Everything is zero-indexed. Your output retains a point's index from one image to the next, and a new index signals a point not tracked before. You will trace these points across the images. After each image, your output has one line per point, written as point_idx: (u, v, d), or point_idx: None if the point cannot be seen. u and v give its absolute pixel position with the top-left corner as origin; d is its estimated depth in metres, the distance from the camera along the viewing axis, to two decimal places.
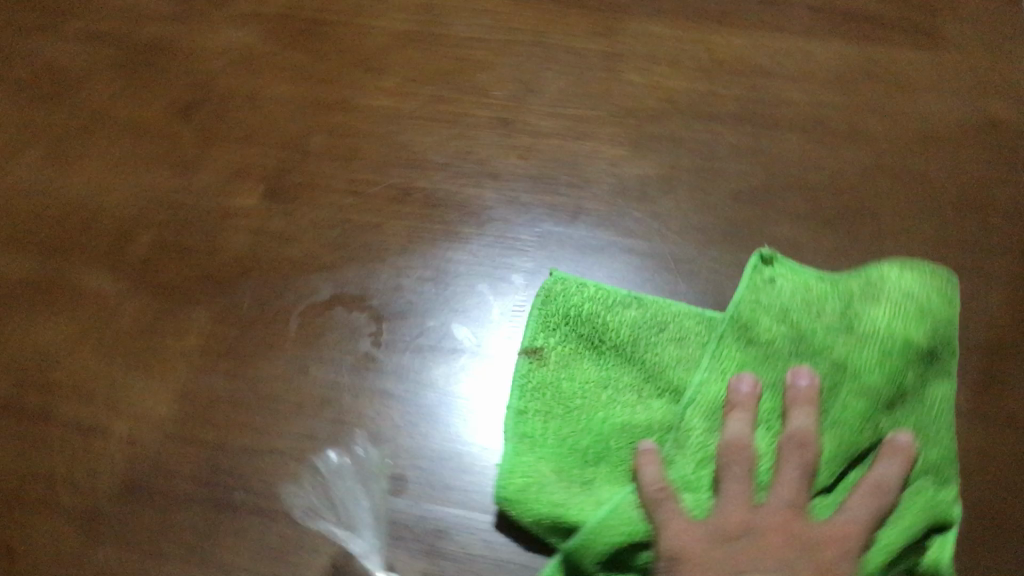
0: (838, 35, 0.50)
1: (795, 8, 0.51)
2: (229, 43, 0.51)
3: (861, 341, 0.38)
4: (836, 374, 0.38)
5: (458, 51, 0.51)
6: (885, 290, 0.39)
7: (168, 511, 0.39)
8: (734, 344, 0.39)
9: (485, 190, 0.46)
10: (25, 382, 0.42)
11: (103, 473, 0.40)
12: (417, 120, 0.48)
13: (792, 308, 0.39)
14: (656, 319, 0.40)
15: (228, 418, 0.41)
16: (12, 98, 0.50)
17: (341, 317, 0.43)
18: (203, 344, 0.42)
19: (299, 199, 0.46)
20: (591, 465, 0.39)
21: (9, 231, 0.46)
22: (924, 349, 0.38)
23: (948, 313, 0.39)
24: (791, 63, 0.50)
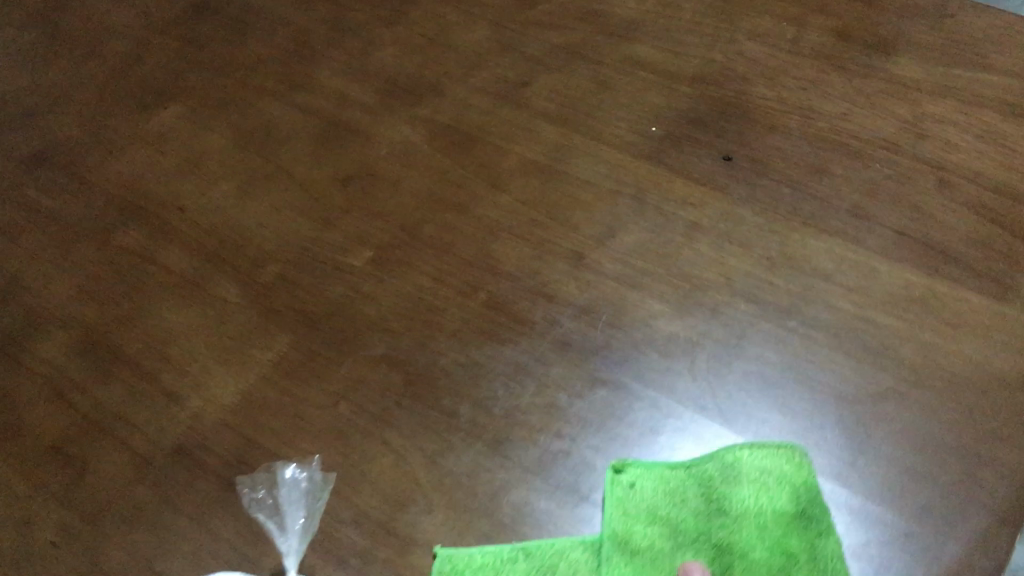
0: (908, 262, 0.53)
1: (877, 228, 0.55)
2: (399, 139, 0.63)
3: (735, 521, 0.46)
4: (725, 564, 0.45)
5: (571, 187, 0.59)
6: (742, 470, 0.47)
7: (197, 475, 0.50)
8: (622, 560, 0.45)
9: (538, 306, 0.54)
10: (148, 349, 0.55)
11: (168, 431, 0.51)
12: (511, 235, 0.57)
13: (660, 505, 0.47)
14: (546, 564, 0.45)
15: (268, 420, 0.51)
16: (233, 138, 0.65)
17: (381, 373, 0.52)
18: (275, 361, 0.53)
19: (393, 272, 0.57)
20: None
21: (187, 235, 0.60)
22: (797, 516, 0.46)
23: (799, 476, 0.47)
24: (851, 275, 0.53)
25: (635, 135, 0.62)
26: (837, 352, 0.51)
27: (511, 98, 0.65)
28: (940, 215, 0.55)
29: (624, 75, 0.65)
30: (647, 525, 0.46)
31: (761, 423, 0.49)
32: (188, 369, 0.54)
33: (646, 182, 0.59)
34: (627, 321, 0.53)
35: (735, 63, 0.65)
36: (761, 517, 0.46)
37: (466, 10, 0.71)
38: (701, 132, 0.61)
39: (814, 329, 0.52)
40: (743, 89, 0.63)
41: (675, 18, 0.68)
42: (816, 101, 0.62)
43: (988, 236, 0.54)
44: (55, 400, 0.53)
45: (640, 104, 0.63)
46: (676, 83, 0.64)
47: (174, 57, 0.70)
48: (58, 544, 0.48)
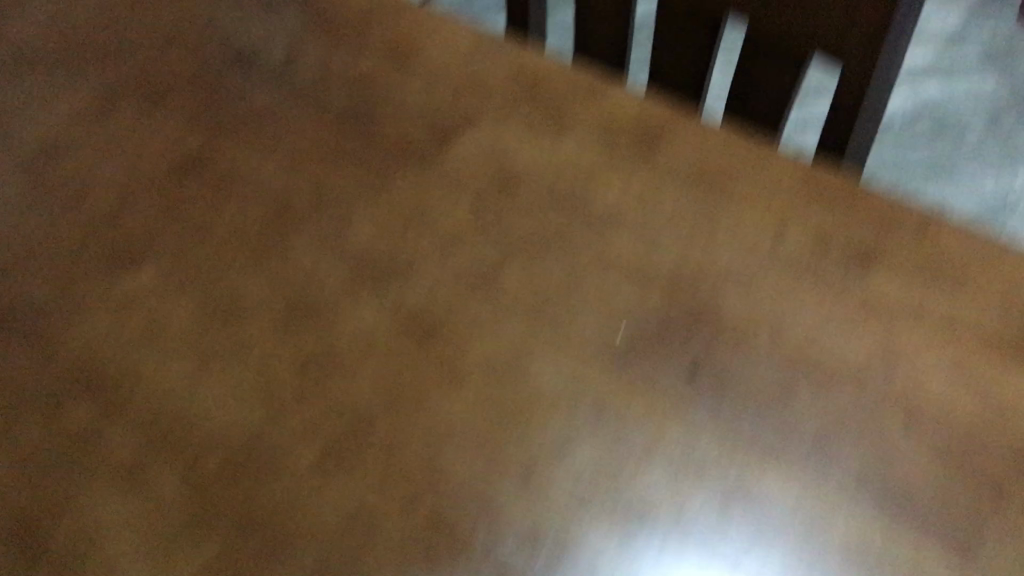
0: (857, 511, 0.53)
1: (832, 469, 0.54)
2: (363, 325, 0.63)
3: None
4: None
5: (530, 393, 0.59)
6: None
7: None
8: None
9: (480, 528, 0.54)
10: (78, 542, 0.55)
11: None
12: (462, 443, 0.57)
13: None
14: None
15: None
16: (198, 309, 0.65)
17: None
18: (203, 565, 0.54)
19: (338, 473, 0.56)
20: None
21: (135, 414, 0.60)
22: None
23: None
24: (799, 519, 0.53)
25: (602, 341, 0.61)
26: None
27: (483, 289, 0.65)
28: (897, 461, 0.54)
29: (597, 271, 0.65)
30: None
31: None
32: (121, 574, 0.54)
33: (607, 394, 0.59)
34: (569, 555, 0.52)
35: (711, 264, 0.64)
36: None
37: (448, 184, 0.71)
38: (666, 344, 0.61)
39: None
40: (716, 295, 0.62)
41: (656, 209, 0.68)
42: (789, 316, 0.61)
43: (942, 491, 0.54)
44: None
45: (609, 305, 0.63)
46: (649, 283, 0.64)
47: (153, 215, 0.70)
48: None
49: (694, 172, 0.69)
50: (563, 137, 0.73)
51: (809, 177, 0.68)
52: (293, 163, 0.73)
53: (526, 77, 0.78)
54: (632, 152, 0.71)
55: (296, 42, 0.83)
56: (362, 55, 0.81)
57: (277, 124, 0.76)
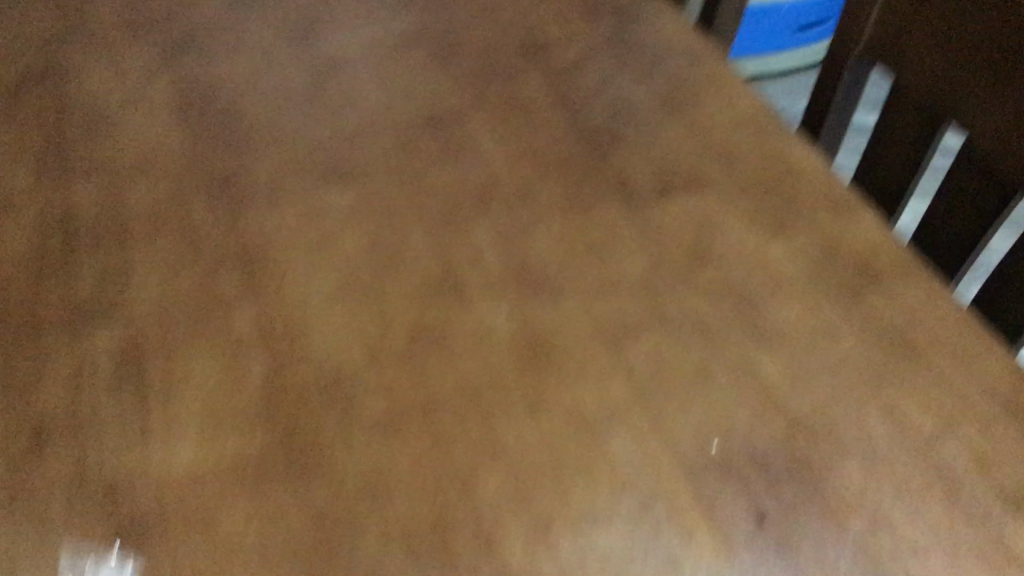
0: None
1: None
2: (486, 320, 0.62)
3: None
4: None
5: (597, 465, 0.55)
6: None
7: (103, 513, 0.51)
8: None
9: (479, 557, 0.51)
10: (143, 372, 0.58)
11: (117, 462, 0.54)
12: (507, 471, 0.55)
13: None
14: None
15: (184, 511, 0.52)
16: (366, 239, 0.67)
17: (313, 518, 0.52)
18: (242, 450, 0.55)
19: (391, 431, 0.56)
20: None
21: (267, 299, 0.63)
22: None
23: None
24: None
25: (694, 448, 0.56)
26: None
27: (614, 341, 0.61)
28: None
29: (732, 379, 0.59)
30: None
31: None
32: (169, 435, 0.55)
33: (664, 506, 0.53)
34: None
35: (851, 426, 0.57)
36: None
37: (644, 233, 0.68)
38: (749, 476, 0.55)
39: None
40: (827, 463, 0.55)
41: (827, 348, 0.60)
42: (892, 521, 0.52)
43: None
44: (65, 367, 0.58)
45: (719, 414, 0.57)
46: (773, 416, 0.57)
47: (380, 151, 0.74)
48: None
49: (895, 325, 0.62)
50: (782, 238, 0.68)
51: (1007, 397, 0.58)
52: (520, 156, 0.74)
53: (780, 173, 0.73)
54: (841, 282, 0.64)
55: (591, 55, 0.84)
56: (642, 88, 0.81)
57: (530, 113, 0.78)
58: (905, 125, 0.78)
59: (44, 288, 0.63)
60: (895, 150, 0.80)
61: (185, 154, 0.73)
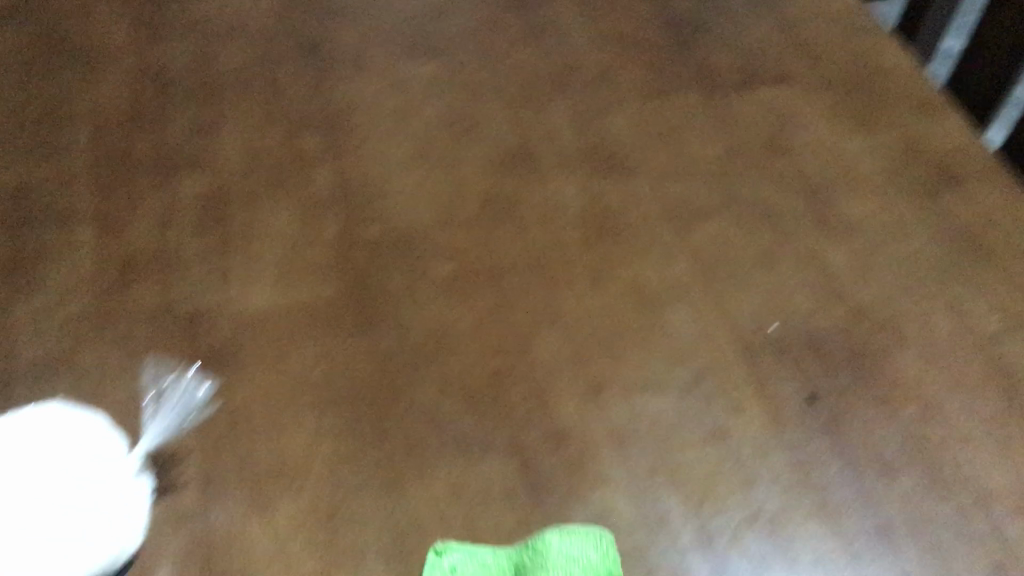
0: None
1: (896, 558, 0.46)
2: (556, 192, 0.63)
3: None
4: None
5: (655, 334, 0.55)
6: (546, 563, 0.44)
7: (184, 342, 0.55)
8: None
9: (530, 409, 0.52)
10: (225, 220, 0.61)
11: (198, 298, 0.57)
12: (566, 332, 0.56)
13: None
14: None
15: (258, 346, 0.55)
16: (444, 111, 0.68)
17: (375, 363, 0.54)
18: (312, 295, 0.57)
19: (455, 288, 0.58)
20: None
21: (346, 159, 0.65)
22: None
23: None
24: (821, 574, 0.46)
25: (750, 325, 0.55)
26: None
27: (682, 218, 0.61)
28: None
29: (800, 261, 0.58)
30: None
31: None
32: (247, 277, 0.58)
33: (716, 378, 0.53)
34: (582, 477, 0.50)
35: (911, 317, 0.56)
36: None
37: (723, 118, 0.67)
38: (810, 352, 0.54)
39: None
40: (889, 347, 0.54)
41: (899, 241, 0.59)
42: (950, 409, 0.52)
43: None
44: (152, 209, 0.61)
45: (783, 293, 0.57)
46: (832, 303, 0.56)
47: (464, 26, 0.74)
48: (63, 295, 0.57)
49: (972, 224, 0.60)
50: (864, 134, 0.66)
51: None
52: (604, 38, 0.74)
53: (870, 68, 0.71)
54: (920, 180, 0.63)
55: None
56: None
57: None
58: (1009, 27, 0.75)
59: (138, 135, 0.65)
60: (996, 55, 0.77)
61: (275, 20, 0.74)
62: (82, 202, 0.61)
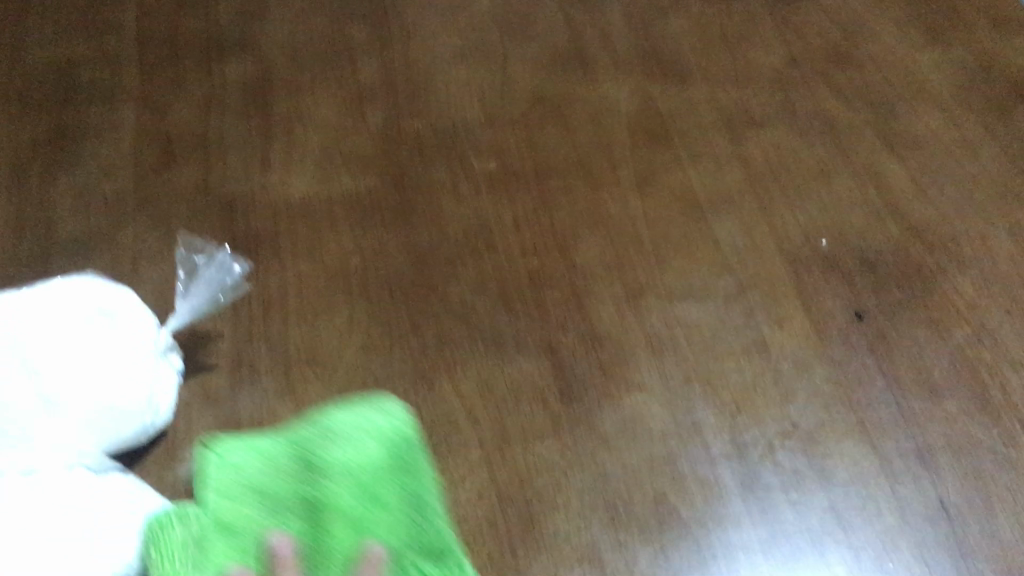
0: (928, 540, 0.43)
1: (935, 474, 0.44)
2: (607, 94, 0.61)
3: (337, 523, 0.42)
4: (355, 528, 0.42)
5: (700, 242, 0.53)
6: (339, 431, 0.43)
7: (222, 227, 0.54)
8: (305, 529, 0.42)
9: (565, 311, 0.51)
10: (270, 107, 0.60)
11: (239, 184, 0.56)
12: (607, 236, 0.54)
13: (271, 485, 0.42)
14: (229, 494, 0.42)
15: (294, 234, 0.54)
16: (497, 6, 0.66)
17: (410, 260, 0.53)
18: (351, 188, 0.56)
19: (495, 187, 0.56)
20: None
21: (394, 52, 0.63)
22: (409, 527, 0.42)
23: (406, 444, 0.43)
24: (852, 486, 0.45)
25: (800, 237, 0.53)
26: (758, 542, 0.43)
27: (736, 126, 0.59)
28: (1004, 525, 0.43)
29: (857, 174, 0.56)
30: (206, 505, 0.41)
31: (635, 537, 0.44)
32: (287, 165, 0.57)
33: (761, 289, 0.51)
34: (611, 378, 0.48)
35: (970, 238, 0.53)
36: (360, 485, 0.42)
37: (788, 24, 0.64)
38: (862, 264, 0.52)
39: (755, 505, 0.44)
40: (945, 269, 0.52)
41: (965, 161, 0.56)
42: (1006, 333, 0.49)
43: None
44: (198, 91, 0.60)
45: (837, 207, 0.54)
46: (888, 221, 0.54)
47: None
48: (108, 170, 0.56)
49: None
50: (939, 46, 0.62)
51: None
52: None
53: None
54: (993, 100, 0.59)
55: None
56: None
57: None
58: None
59: (186, 15, 0.64)
60: None
61: None
62: (127, 82, 0.61)
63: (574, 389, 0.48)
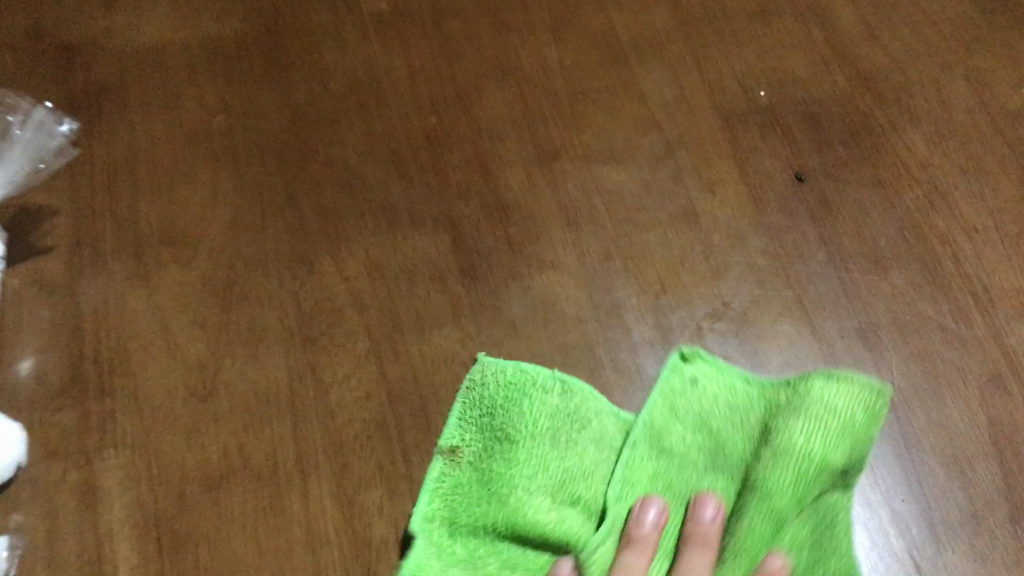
0: (868, 426, 0.38)
1: (879, 354, 0.39)
2: None
3: (673, 431, 0.38)
4: (680, 468, 0.37)
5: (621, 97, 0.46)
6: (576, 395, 0.38)
7: (57, 81, 0.46)
8: (604, 466, 0.37)
9: (465, 176, 0.44)
10: None
11: (78, 30, 0.47)
12: (516, 90, 0.46)
13: (536, 426, 0.38)
14: (489, 432, 0.38)
15: (145, 86, 0.46)
16: None
17: (285, 118, 0.45)
18: (213, 32, 0.47)
19: (386, 30, 0.48)
20: (517, 541, 0.37)
21: None
22: (728, 475, 0.37)
23: (692, 412, 0.38)
24: (787, 370, 0.39)
25: (736, 90, 0.46)
26: None
27: None
28: (951, 407, 0.38)
29: (802, 14, 0.48)
30: (450, 450, 0.38)
31: None
32: (136, 5, 0.48)
33: (689, 149, 0.44)
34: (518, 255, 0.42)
35: (927, 85, 0.46)
36: (647, 444, 0.37)
37: None
38: (804, 121, 0.45)
39: None
40: (898, 121, 0.45)
41: None
42: (963, 191, 0.43)
43: (983, 455, 0.37)
44: None
45: (779, 52, 0.47)
46: (834, 70, 0.47)
47: None
48: None
49: None
50: None
51: None
52: None
53: None
54: None
55: None
56: None
57: None
58: None
59: None
60: None
61: None
62: None
63: (474, 268, 0.41)
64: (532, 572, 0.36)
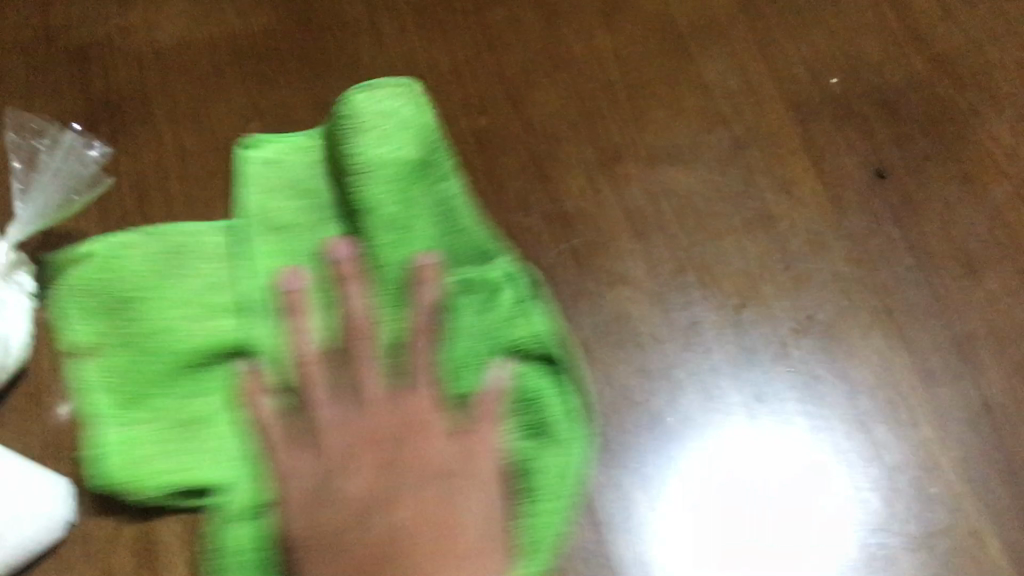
0: (968, 447, 0.36)
1: (976, 368, 0.37)
2: None
3: (424, 226, 0.37)
4: (403, 235, 0.36)
5: (683, 88, 0.43)
6: (370, 110, 0.37)
7: (75, 89, 0.42)
8: (267, 232, 0.38)
9: (523, 184, 0.41)
10: None
11: (92, 29, 0.44)
12: (569, 83, 0.43)
13: (293, 177, 0.39)
14: (196, 246, 0.38)
15: (169, 92, 0.42)
16: None
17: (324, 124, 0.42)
18: (239, 28, 0.44)
19: (424, 20, 0.44)
20: (127, 306, 0.37)
21: None
22: (413, 177, 0.37)
23: (410, 126, 0.37)
24: (879, 389, 0.37)
25: (807, 75, 0.43)
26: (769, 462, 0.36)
27: None
28: None
29: None
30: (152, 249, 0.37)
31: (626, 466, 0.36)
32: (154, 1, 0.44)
33: (760, 146, 0.41)
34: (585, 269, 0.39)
35: (1012, 64, 0.43)
36: (389, 178, 0.36)
37: None
38: (881, 108, 0.42)
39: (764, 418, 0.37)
40: (982, 106, 0.42)
41: None
42: None
43: None
44: None
45: (851, 30, 0.44)
46: (909, 48, 0.43)
47: None
48: None
49: None
50: None
51: None
52: None
53: None
54: None
55: None
56: None
57: None
58: None
59: None
60: None
61: None
62: None
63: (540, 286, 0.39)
64: (229, 385, 0.36)
